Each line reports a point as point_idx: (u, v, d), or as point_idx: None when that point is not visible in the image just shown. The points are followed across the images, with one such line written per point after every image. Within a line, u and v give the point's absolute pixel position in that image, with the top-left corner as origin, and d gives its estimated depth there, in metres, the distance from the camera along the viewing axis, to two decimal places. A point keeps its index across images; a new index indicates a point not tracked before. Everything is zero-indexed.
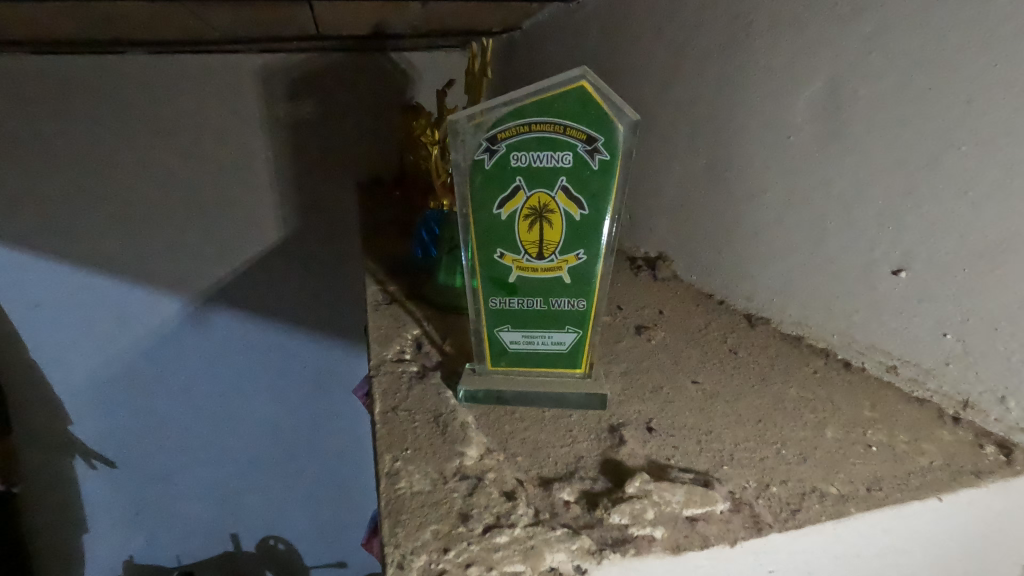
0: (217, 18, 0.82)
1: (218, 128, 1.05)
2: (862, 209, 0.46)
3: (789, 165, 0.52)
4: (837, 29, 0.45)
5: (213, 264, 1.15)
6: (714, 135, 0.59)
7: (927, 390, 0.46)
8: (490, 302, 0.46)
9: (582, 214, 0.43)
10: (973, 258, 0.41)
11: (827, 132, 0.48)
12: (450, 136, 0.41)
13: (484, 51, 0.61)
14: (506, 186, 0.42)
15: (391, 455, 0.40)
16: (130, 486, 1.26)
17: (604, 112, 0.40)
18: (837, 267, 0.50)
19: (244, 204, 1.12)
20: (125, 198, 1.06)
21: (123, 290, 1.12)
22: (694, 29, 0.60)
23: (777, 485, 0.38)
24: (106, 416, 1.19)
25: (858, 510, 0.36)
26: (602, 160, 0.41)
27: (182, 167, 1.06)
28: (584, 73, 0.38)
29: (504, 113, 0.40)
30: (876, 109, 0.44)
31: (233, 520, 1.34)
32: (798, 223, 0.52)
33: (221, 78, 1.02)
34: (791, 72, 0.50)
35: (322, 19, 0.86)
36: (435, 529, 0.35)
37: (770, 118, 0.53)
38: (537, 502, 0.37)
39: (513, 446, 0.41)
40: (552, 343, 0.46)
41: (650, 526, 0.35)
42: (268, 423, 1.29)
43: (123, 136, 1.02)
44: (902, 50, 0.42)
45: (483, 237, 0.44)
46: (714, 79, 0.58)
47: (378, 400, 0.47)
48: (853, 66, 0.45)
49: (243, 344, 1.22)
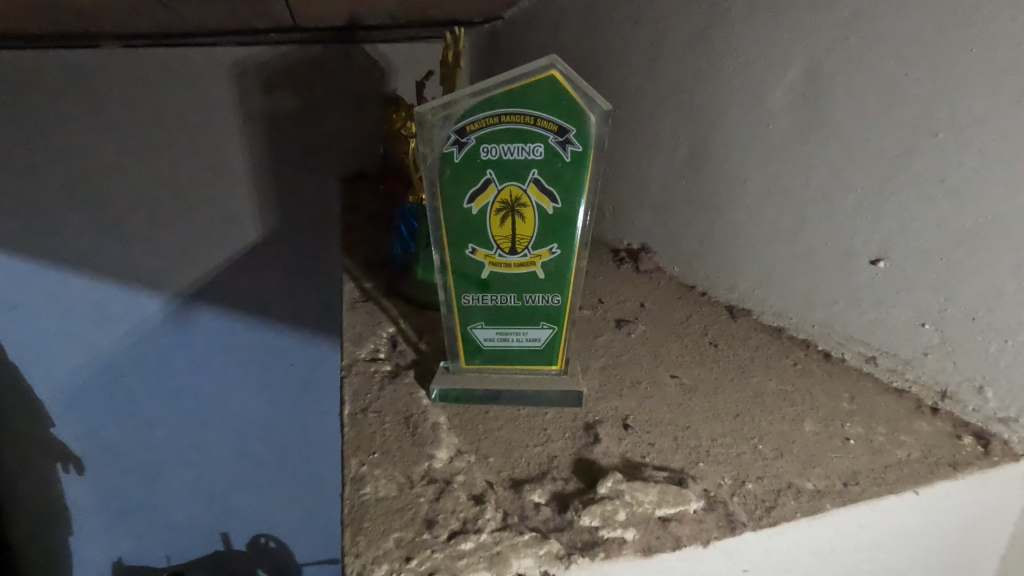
0: (188, 10, 0.80)
1: (194, 122, 1.03)
2: (841, 199, 0.46)
3: (769, 154, 0.51)
4: (815, 13, 0.45)
5: (194, 262, 1.13)
6: (695, 125, 0.58)
7: (905, 380, 0.46)
8: (463, 298, 0.45)
9: (554, 207, 0.41)
10: (950, 245, 0.40)
11: (804, 121, 0.47)
12: (417, 128, 0.40)
13: (457, 41, 0.59)
14: (475, 179, 0.41)
15: (357, 459, 0.39)
16: (113, 489, 1.23)
17: (575, 103, 0.38)
18: (818, 258, 0.49)
19: (223, 200, 1.10)
20: (100, 197, 1.03)
21: (100, 289, 1.09)
22: (671, 16, 0.59)
23: (752, 482, 0.37)
24: (88, 418, 1.16)
25: (834, 506, 0.36)
26: (574, 152, 0.40)
27: (158, 163, 1.04)
28: (554, 61, 0.37)
29: (472, 104, 0.39)
30: (854, 96, 0.43)
31: (222, 518, 1.31)
32: (780, 213, 0.51)
33: (196, 72, 1.00)
34: (769, 60, 0.49)
35: (297, 10, 0.84)
36: (398, 537, 0.34)
37: (750, 106, 0.52)
38: (506, 505, 0.36)
39: (485, 447, 0.41)
40: (527, 340, 0.45)
41: (621, 528, 0.34)
42: (254, 420, 1.27)
43: (97, 131, 0.99)
44: (879, 35, 0.41)
45: (454, 232, 0.43)
46: (693, 67, 0.57)
47: (348, 401, 0.46)
48: (830, 51, 0.44)
49: (228, 343, 1.21)
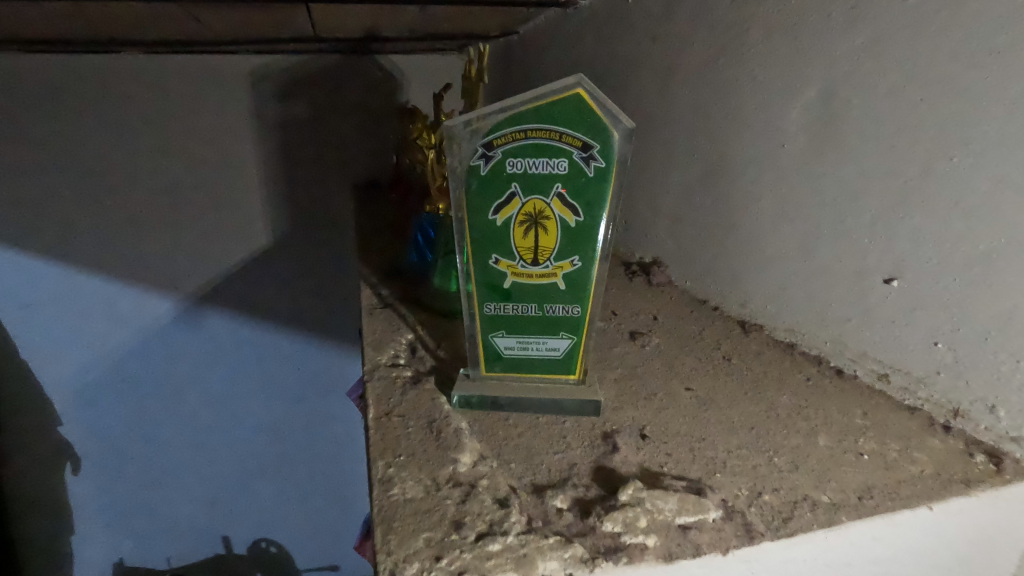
0: (215, 20, 0.82)
1: (213, 128, 1.05)
2: (855, 219, 0.47)
3: (785, 173, 0.52)
4: (833, 38, 0.46)
5: (206, 265, 1.15)
6: (711, 142, 0.59)
7: (918, 398, 0.46)
8: (485, 307, 0.46)
9: (577, 221, 0.43)
10: (963, 267, 0.41)
11: (820, 141, 0.48)
12: (446, 141, 0.42)
13: (480, 56, 0.61)
14: (501, 192, 0.42)
15: (384, 462, 0.40)
16: (118, 488, 1.24)
17: (599, 119, 0.40)
18: (831, 276, 0.50)
19: (237, 205, 1.12)
20: (115, 199, 1.05)
21: (112, 290, 1.10)
22: (689, 37, 0.60)
23: (769, 493, 0.38)
24: (94, 418, 1.17)
25: (849, 519, 0.37)
26: (598, 167, 0.41)
27: (175, 168, 1.06)
28: (581, 80, 0.39)
29: (501, 119, 0.40)
30: (870, 118, 0.44)
31: (224, 521, 1.32)
32: (794, 230, 0.52)
33: (217, 80, 1.03)
34: (786, 81, 0.51)
35: (320, 22, 0.86)
36: (427, 537, 0.34)
37: (765, 125, 0.53)
38: (530, 510, 0.37)
39: (507, 453, 0.42)
40: (547, 349, 0.46)
41: (642, 534, 0.35)
42: (261, 423, 1.28)
43: (116, 135, 1.01)
44: (895, 61, 0.42)
45: (479, 242, 0.44)
46: (710, 86, 0.58)
47: (372, 405, 0.47)
48: (847, 76, 0.45)
49: (237, 347, 1.22)
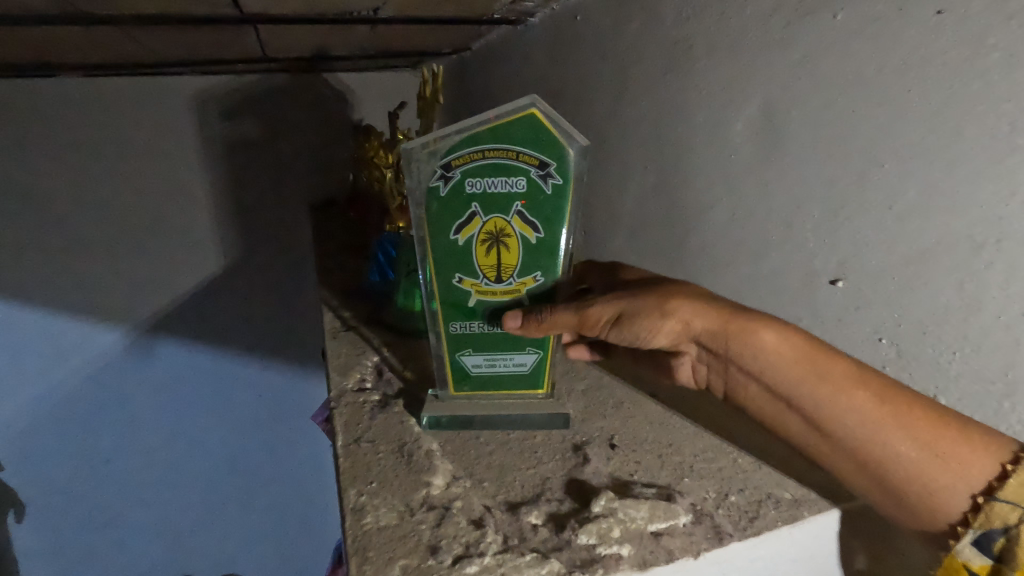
0: (159, 42, 0.80)
1: (160, 151, 1.02)
2: (800, 223, 0.49)
3: (734, 182, 0.54)
4: (770, 55, 0.49)
5: (158, 293, 1.10)
6: (662, 154, 0.61)
7: None
8: (450, 327, 0.46)
9: (537, 237, 0.43)
10: (901, 266, 0.43)
11: (764, 150, 0.51)
12: (404, 162, 0.42)
13: (435, 77, 0.61)
14: (461, 212, 0.43)
15: (356, 490, 0.40)
16: (69, 533, 1.16)
17: (554, 138, 0.41)
18: (782, 279, 0.52)
19: (190, 229, 1.09)
20: (55, 227, 0.99)
21: (55, 323, 1.04)
22: (636, 54, 0.62)
23: (735, 494, 0.40)
24: (39, 462, 1.09)
25: (810, 513, 0.39)
26: (555, 184, 0.42)
27: (121, 194, 1.02)
28: (534, 101, 0.39)
29: (458, 140, 0.41)
30: (806, 128, 0.47)
31: (187, 556, 1.27)
32: (744, 237, 0.55)
33: (163, 103, 1.00)
34: (729, 94, 0.53)
35: (269, 43, 0.85)
36: (404, 564, 0.34)
37: (712, 137, 0.55)
38: (505, 528, 0.37)
39: (479, 472, 0.42)
40: (513, 365, 0.47)
41: (617, 544, 0.35)
42: (223, 452, 1.24)
43: (54, 160, 0.96)
44: (827, 75, 0.45)
45: (441, 262, 0.44)
46: (658, 100, 0.61)
47: (340, 433, 0.46)
48: (784, 89, 0.48)
49: (193, 375, 1.18)
